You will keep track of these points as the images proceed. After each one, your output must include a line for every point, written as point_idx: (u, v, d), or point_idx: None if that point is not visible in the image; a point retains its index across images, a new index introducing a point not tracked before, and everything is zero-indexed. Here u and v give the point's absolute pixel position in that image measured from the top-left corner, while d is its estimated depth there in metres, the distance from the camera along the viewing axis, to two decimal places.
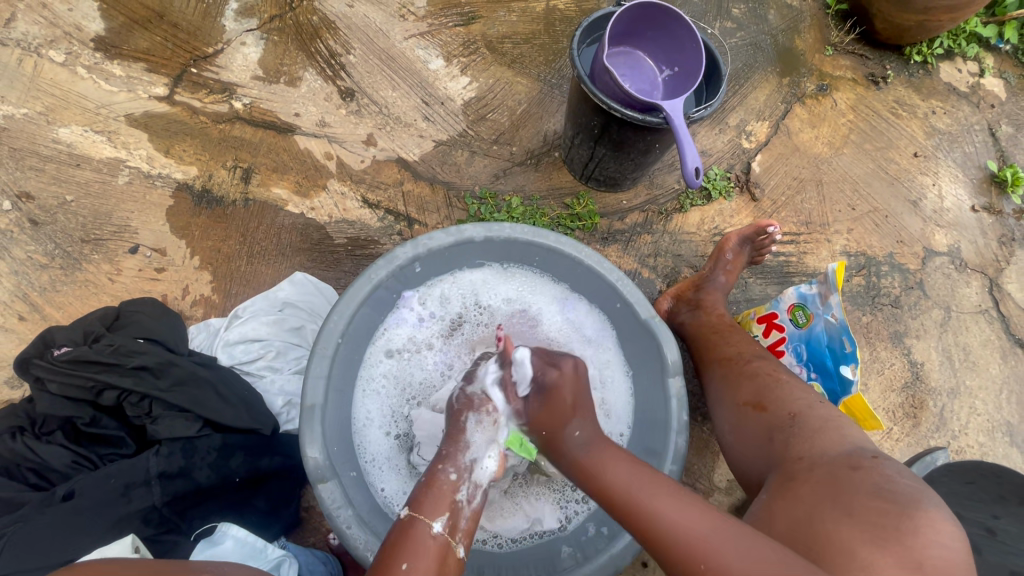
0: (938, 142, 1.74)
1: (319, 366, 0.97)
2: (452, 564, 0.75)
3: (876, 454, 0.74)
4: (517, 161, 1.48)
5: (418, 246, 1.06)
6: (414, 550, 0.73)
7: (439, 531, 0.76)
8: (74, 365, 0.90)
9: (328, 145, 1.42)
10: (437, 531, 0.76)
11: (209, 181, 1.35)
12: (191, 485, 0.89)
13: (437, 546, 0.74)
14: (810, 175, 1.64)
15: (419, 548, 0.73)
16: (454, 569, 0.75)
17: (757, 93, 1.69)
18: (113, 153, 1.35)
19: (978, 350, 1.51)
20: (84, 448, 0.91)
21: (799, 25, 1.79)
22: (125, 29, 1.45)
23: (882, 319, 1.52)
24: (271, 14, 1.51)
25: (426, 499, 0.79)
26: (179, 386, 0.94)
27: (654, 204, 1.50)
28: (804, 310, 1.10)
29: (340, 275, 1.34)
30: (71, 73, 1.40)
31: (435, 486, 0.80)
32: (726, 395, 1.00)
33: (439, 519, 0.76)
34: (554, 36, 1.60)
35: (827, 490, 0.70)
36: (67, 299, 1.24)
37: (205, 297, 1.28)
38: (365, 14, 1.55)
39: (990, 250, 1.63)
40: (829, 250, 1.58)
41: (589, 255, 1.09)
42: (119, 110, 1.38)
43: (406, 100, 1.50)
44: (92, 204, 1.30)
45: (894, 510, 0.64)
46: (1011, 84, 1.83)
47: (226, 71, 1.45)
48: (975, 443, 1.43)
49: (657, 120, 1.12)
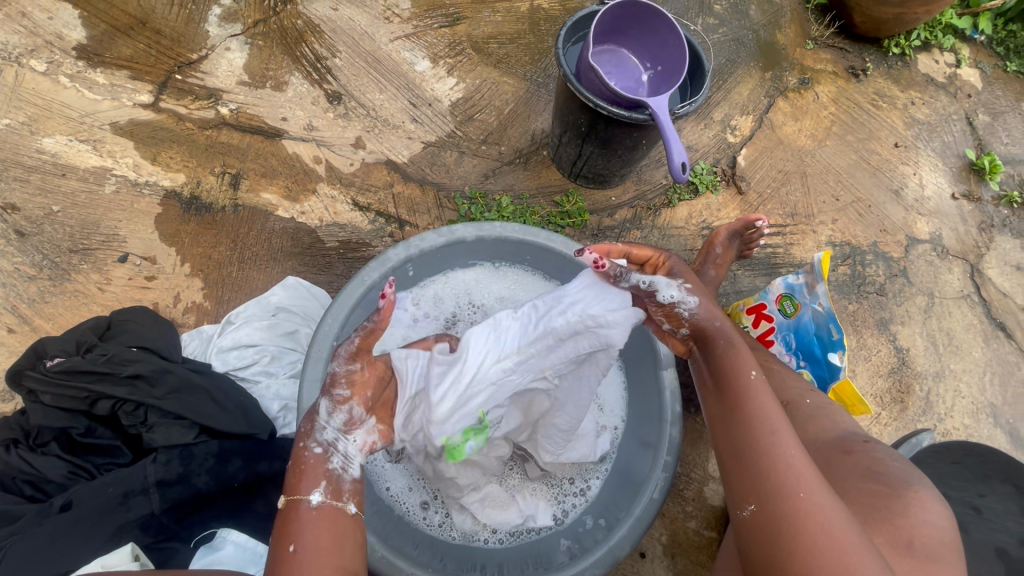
0: (918, 132, 1.77)
1: (315, 369, 0.98)
2: (345, 522, 0.76)
3: (867, 439, 0.76)
4: (505, 160, 1.49)
5: (411, 247, 1.07)
6: (297, 526, 0.73)
7: (320, 501, 0.76)
8: (67, 375, 0.90)
9: (317, 149, 1.42)
10: (316, 502, 0.76)
11: (198, 188, 1.35)
12: (190, 491, 0.89)
13: (325, 514, 0.75)
14: (794, 167, 1.67)
15: (305, 526, 0.73)
16: (350, 526, 0.77)
17: (740, 87, 1.72)
18: (99, 161, 1.34)
19: (961, 334, 1.54)
20: (80, 459, 0.90)
21: (779, 19, 1.82)
22: (108, 36, 1.45)
23: (868, 307, 1.55)
24: (255, 19, 1.51)
25: (300, 480, 0.78)
26: (174, 394, 0.94)
27: (642, 200, 1.52)
28: (792, 300, 1.12)
29: (333, 278, 1.34)
30: (54, 83, 1.39)
31: (302, 465, 0.79)
32: None
33: (317, 490, 0.76)
34: (539, 35, 1.61)
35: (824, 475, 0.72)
36: (56, 310, 1.22)
37: (196, 304, 1.27)
38: (350, 18, 1.55)
39: (970, 237, 1.67)
40: (815, 241, 1.60)
41: (579, 252, 1.11)
42: (104, 118, 1.37)
43: (393, 102, 1.50)
44: (79, 214, 1.29)
45: (885, 492, 0.66)
46: (987, 73, 1.87)
47: (211, 77, 1.45)
48: (961, 425, 1.46)
49: (642, 116, 1.14)
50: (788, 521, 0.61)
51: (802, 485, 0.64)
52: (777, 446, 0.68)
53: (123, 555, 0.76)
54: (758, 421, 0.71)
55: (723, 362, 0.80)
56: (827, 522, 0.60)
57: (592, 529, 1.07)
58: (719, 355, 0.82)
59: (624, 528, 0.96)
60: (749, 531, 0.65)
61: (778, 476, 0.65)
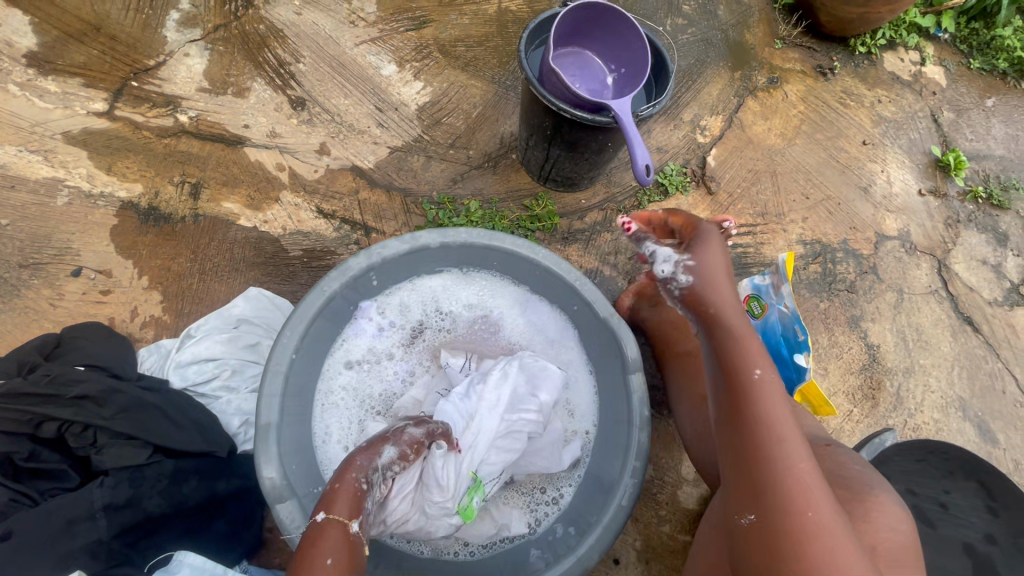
0: (885, 129, 1.79)
1: (274, 384, 0.95)
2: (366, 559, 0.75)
3: (830, 442, 0.80)
4: (474, 164, 1.48)
5: (372, 256, 1.04)
6: (329, 544, 0.72)
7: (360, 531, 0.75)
8: (10, 398, 0.86)
9: (280, 156, 1.39)
10: (355, 531, 0.74)
11: (155, 199, 1.31)
12: (142, 514, 0.85)
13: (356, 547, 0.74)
14: (764, 166, 1.67)
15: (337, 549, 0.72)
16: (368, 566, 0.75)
17: (709, 88, 1.72)
18: (51, 172, 1.29)
19: (930, 329, 1.56)
20: (22, 485, 0.85)
21: (747, 19, 1.83)
22: (60, 43, 1.40)
23: (839, 304, 1.56)
24: (215, 24, 1.48)
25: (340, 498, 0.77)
26: (124, 413, 0.91)
27: (612, 202, 1.51)
28: (759, 301, 1.13)
29: (297, 288, 1.31)
30: (3, 91, 1.34)
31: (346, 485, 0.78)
32: (686, 388, 1.10)
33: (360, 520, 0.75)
34: (506, 37, 1.60)
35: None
36: (5, 327, 1.18)
37: (155, 318, 1.24)
38: (314, 22, 1.53)
39: (937, 233, 1.69)
40: (786, 239, 1.61)
41: (545, 256, 1.09)
42: (56, 127, 1.33)
43: (358, 107, 1.47)
44: (30, 227, 1.25)
45: (847, 496, 0.67)
46: (951, 71, 1.90)
47: (170, 83, 1.41)
48: (931, 419, 1.48)
49: (606, 119, 1.13)
50: (794, 541, 0.57)
51: (807, 502, 0.59)
52: (779, 458, 0.63)
53: None
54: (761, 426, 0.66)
55: (732, 352, 0.72)
56: (830, 540, 0.56)
57: (563, 536, 1.05)
58: (729, 343, 0.73)
59: (594, 535, 0.95)
60: (747, 541, 0.62)
61: (783, 491, 0.61)
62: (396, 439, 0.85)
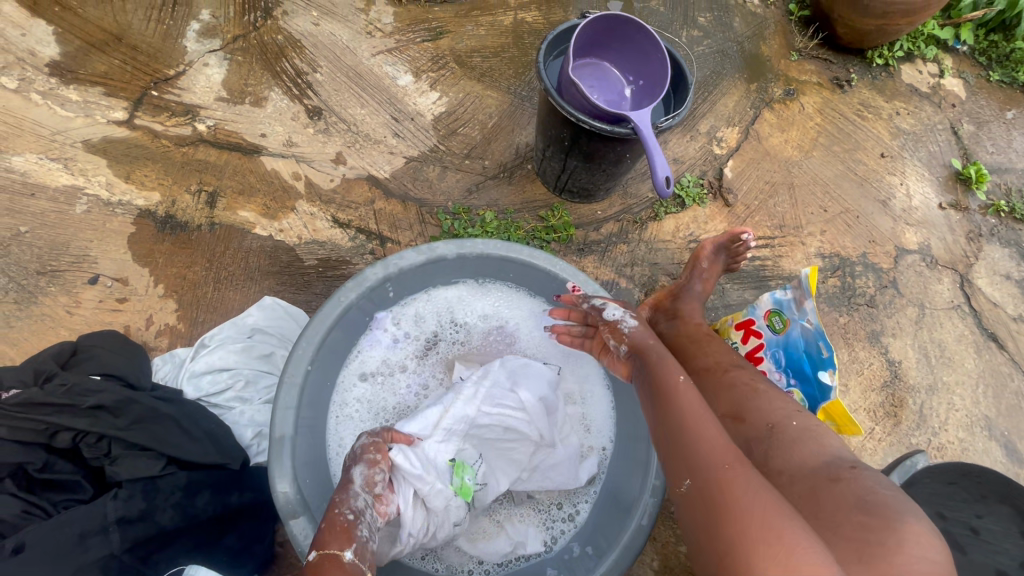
0: (903, 142, 1.77)
1: (289, 396, 0.93)
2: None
3: (855, 464, 0.73)
4: (489, 175, 1.47)
5: (389, 266, 1.03)
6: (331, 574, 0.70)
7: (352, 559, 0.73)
8: (25, 408, 0.85)
9: (296, 165, 1.39)
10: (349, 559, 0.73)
11: (172, 207, 1.31)
12: (155, 528, 0.84)
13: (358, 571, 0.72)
14: (781, 179, 1.65)
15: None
16: None
17: (726, 99, 1.71)
18: (71, 181, 1.30)
19: (953, 346, 1.53)
20: (35, 496, 0.83)
21: (763, 31, 1.82)
22: (83, 52, 1.42)
23: (859, 319, 1.53)
24: (234, 34, 1.49)
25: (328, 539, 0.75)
26: (140, 423, 0.90)
27: (628, 213, 1.50)
28: (780, 316, 1.10)
29: (311, 297, 1.30)
30: (25, 100, 1.36)
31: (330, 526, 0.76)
32: (704, 405, 0.97)
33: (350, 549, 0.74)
34: (522, 48, 1.61)
35: (809, 505, 0.69)
36: (22, 335, 1.17)
37: (170, 327, 1.23)
38: (331, 32, 1.54)
39: (959, 247, 1.66)
40: (804, 253, 1.58)
41: (563, 268, 1.08)
42: (76, 135, 1.34)
43: (375, 117, 1.48)
44: (48, 235, 1.25)
45: (878, 525, 0.62)
46: (970, 83, 1.88)
47: (188, 93, 1.42)
48: (955, 439, 1.44)
49: (625, 130, 1.12)
50: (728, 532, 0.60)
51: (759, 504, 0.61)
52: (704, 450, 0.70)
53: None
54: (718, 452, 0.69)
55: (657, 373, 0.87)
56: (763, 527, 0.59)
57: (580, 556, 1.02)
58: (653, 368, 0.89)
59: (612, 555, 0.93)
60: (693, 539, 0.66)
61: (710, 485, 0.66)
62: (357, 459, 0.89)
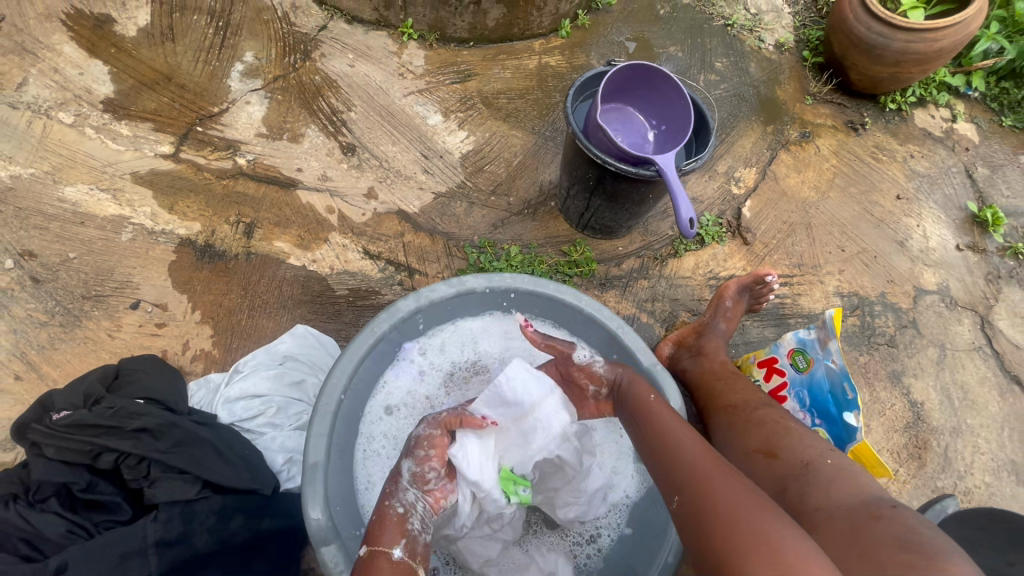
0: (919, 184, 1.80)
1: (322, 423, 0.96)
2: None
3: (895, 502, 0.71)
4: (514, 211, 1.52)
5: (420, 298, 1.07)
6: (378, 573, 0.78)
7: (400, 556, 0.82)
8: (74, 429, 0.88)
9: (330, 199, 1.45)
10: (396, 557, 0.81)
11: (212, 237, 1.37)
12: (190, 551, 0.86)
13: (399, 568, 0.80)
14: (799, 219, 1.69)
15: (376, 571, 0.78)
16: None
17: (743, 140, 1.77)
18: (118, 210, 1.37)
19: (976, 388, 1.52)
20: (79, 517, 0.87)
21: (778, 76, 1.89)
22: (134, 91, 1.51)
23: (880, 359, 1.53)
24: (275, 75, 1.58)
25: (382, 532, 0.84)
26: (179, 447, 0.93)
27: (649, 249, 1.54)
28: (804, 355, 1.12)
29: (341, 326, 1.34)
30: (80, 134, 1.44)
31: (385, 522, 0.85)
32: (737, 440, 0.99)
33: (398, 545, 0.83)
34: (546, 90, 1.68)
35: (853, 544, 0.67)
36: (65, 357, 1.22)
37: (205, 352, 1.27)
38: (366, 73, 1.62)
39: (978, 288, 1.67)
40: (822, 291, 1.60)
41: (588, 303, 1.11)
42: (125, 168, 1.41)
43: (405, 154, 1.54)
44: (94, 261, 1.31)
45: (920, 561, 0.59)
46: (982, 128, 1.93)
47: (231, 129, 1.50)
48: (982, 483, 1.42)
49: (650, 172, 1.16)
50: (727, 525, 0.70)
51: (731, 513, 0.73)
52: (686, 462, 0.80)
53: None
54: (695, 471, 0.77)
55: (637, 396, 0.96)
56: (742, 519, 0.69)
57: None
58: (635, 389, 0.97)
59: None
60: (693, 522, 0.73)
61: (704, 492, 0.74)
62: (407, 452, 0.95)
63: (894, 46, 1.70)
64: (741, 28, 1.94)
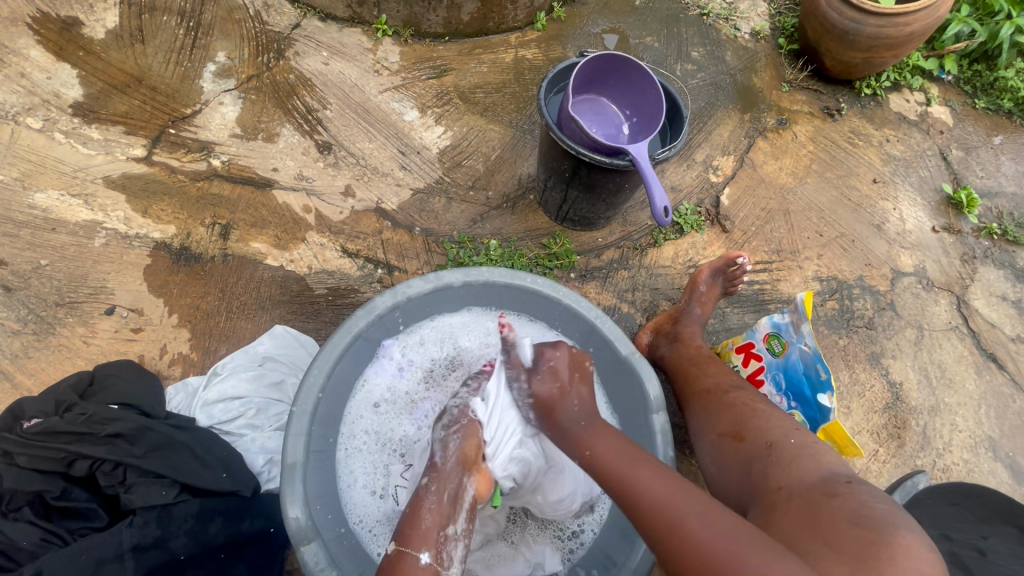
0: (894, 167, 1.82)
1: (299, 423, 0.96)
2: None
3: (851, 480, 0.73)
4: (492, 205, 1.52)
5: (397, 294, 1.07)
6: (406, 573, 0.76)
7: (427, 561, 0.78)
8: (46, 436, 0.88)
9: (307, 199, 1.44)
10: (424, 561, 0.78)
11: (187, 239, 1.36)
12: (168, 556, 0.86)
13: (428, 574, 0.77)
14: (777, 205, 1.70)
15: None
16: None
17: (720, 129, 1.77)
18: (90, 215, 1.35)
19: (953, 367, 1.54)
20: (54, 524, 0.86)
21: (754, 64, 1.90)
22: (104, 94, 1.49)
23: (858, 341, 1.55)
24: (248, 74, 1.56)
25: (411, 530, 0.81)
26: (155, 451, 0.92)
27: (628, 240, 1.55)
28: (779, 338, 1.14)
29: (322, 325, 1.33)
30: (49, 139, 1.42)
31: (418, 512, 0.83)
32: (707, 425, 1.00)
33: (427, 549, 0.79)
34: (523, 83, 1.68)
35: (810, 521, 0.67)
36: (40, 365, 1.20)
37: (183, 356, 1.26)
38: (341, 71, 1.61)
39: (954, 269, 1.68)
40: (801, 277, 1.62)
41: (566, 293, 1.12)
42: (97, 172, 1.39)
43: (382, 151, 1.54)
44: (67, 268, 1.29)
45: (872, 539, 0.60)
46: (957, 110, 1.95)
47: (204, 130, 1.49)
48: (961, 460, 1.44)
49: (624, 162, 1.16)
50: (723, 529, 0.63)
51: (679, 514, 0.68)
52: (639, 487, 0.75)
53: (293, 511, 0.89)
54: (665, 511, 0.70)
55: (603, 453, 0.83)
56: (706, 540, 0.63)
57: None
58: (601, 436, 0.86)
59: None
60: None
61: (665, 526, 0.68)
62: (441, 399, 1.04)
63: (866, 31, 1.72)
64: (717, 17, 1.94)
